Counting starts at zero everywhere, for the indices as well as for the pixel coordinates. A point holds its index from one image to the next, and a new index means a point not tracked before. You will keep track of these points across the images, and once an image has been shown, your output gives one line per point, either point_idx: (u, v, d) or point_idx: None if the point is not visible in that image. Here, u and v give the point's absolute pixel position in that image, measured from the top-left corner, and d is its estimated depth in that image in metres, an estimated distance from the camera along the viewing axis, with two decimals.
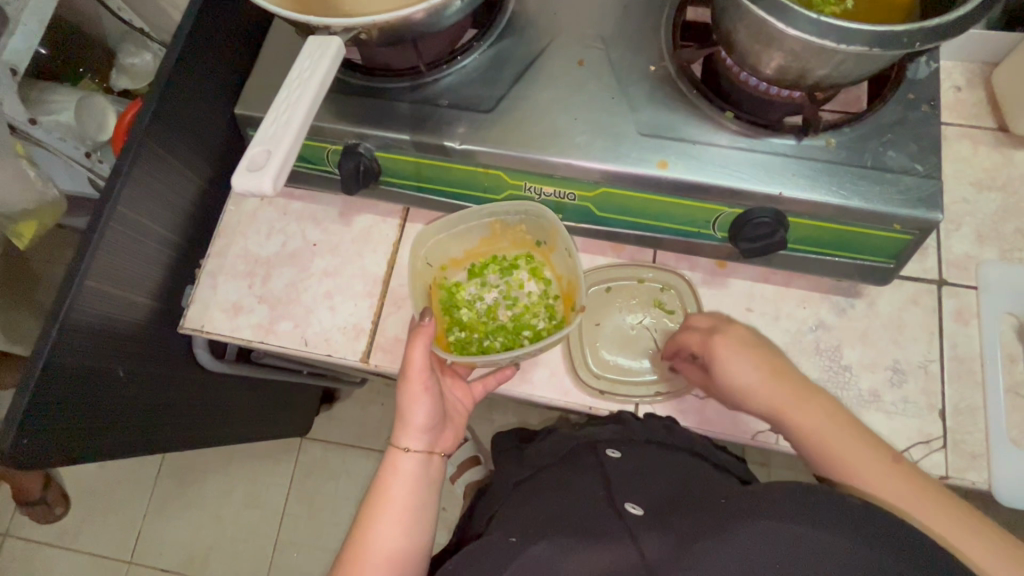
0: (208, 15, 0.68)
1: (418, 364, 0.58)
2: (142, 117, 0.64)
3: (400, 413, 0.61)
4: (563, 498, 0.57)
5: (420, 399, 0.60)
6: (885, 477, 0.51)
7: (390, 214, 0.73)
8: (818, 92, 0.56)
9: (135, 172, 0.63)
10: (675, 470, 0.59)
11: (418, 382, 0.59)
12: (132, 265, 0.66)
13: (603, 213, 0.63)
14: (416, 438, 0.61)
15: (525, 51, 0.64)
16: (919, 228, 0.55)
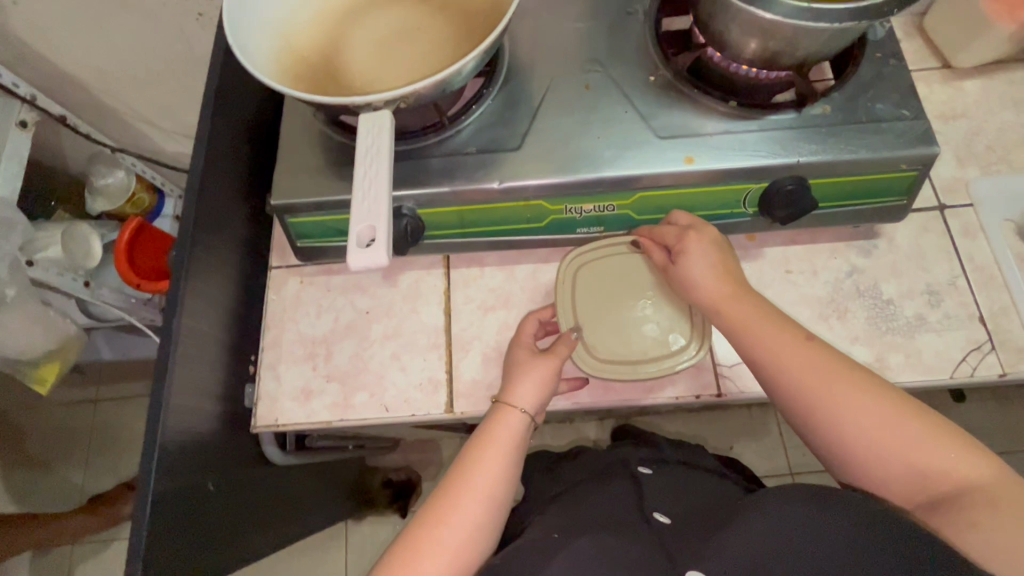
0: (222, 113, 0.70)
1: (558, 351, 0.64)
2: (183, 227, 0.64)
3: (518, 378, 0.63)
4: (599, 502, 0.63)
5: (548, 378, 0.63)
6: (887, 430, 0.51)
7: (433, 265, 0.76)
8: (805, 67, 0.63)
9: (193, 263, 0.65)
10: (697, 493, 0.67)
11: (554, 365, 0.64)
12: (201, 374, 0.65)
13: (641, 216, 0.68)
14: (534, 402, 0.62)
15: (533, 87, 0.69)
16: (922, 163, 0.62)
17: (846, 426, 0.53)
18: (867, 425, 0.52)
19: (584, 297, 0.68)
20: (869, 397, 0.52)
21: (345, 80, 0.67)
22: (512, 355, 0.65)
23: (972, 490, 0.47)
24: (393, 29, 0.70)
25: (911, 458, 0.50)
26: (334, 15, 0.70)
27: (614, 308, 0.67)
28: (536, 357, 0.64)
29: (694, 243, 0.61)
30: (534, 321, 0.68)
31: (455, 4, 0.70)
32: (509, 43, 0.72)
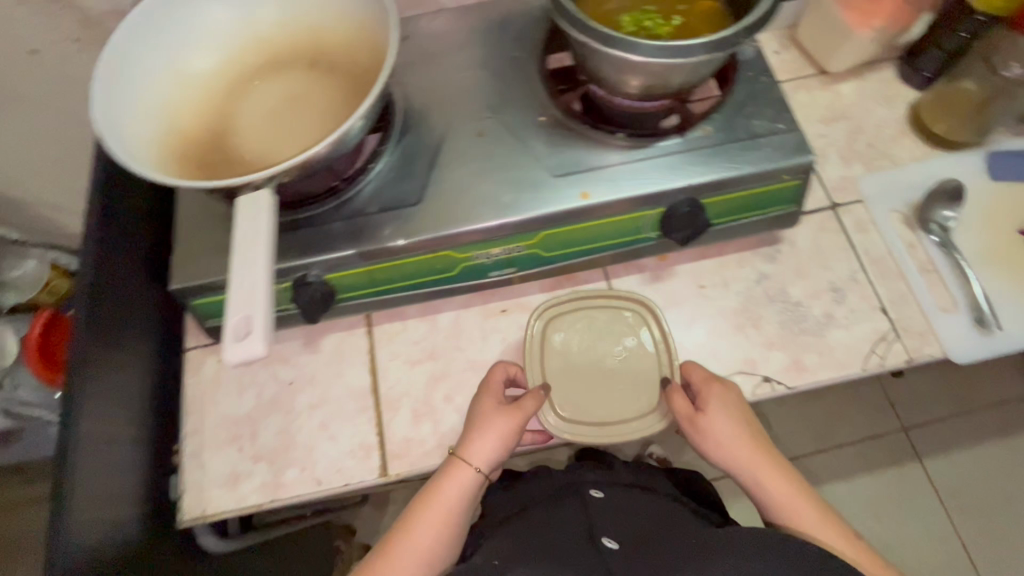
0: (112, 202, 0.68)
1: (522, 408, 0.62)
2: (76, 325, 0.61)
3: (473, 433, 0.61)
4: (550, 533, 0.62)
5: (507, 437, 0.61)
6: (832, 527, 0.58)
7: (355, 325, 0.74)
8: (682, 93, 0.66)
9: (91, 363, 0.61)
10: (652, 509, 0.67)
11: (515, 423, 0.62)
12: (110, 480, 0.61)
13: (549, 254, 0.68)
14: (489, 460, 0.60)
15: (429, 138, 0.70)
16: (801, 172, 0.65)
17: (789, 513, 0.59)
18: (809, 515, 0.58)
19: (551, 361, 0.68)
20: (809, 494, 0.60)
21: (235, 154, 0.66)
22: (476, 404, 0.64)
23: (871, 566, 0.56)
24: (282, 98, 0.70)
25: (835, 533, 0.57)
26: (219, 89, 0.69)
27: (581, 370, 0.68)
28: (502, 411, 0.62)
29: (719, 400, 0.62)
30: (501, 369, 0.66)
31: (341, 66, 0.70)
32: (401, 97, 0.73)
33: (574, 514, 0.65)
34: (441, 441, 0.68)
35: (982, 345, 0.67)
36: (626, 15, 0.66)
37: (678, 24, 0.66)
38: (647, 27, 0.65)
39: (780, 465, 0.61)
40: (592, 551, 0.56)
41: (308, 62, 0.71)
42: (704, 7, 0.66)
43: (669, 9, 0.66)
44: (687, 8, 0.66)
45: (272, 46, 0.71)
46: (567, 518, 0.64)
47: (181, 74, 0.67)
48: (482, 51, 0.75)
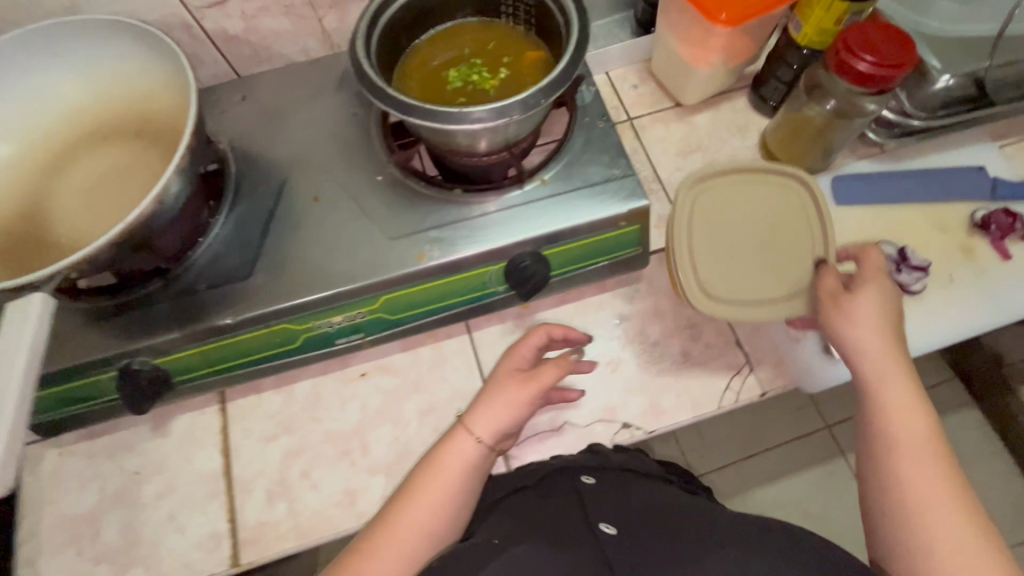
0: None
1: (546, 372, 0.58)
2: None
3: (494, 398, 0.57)
4: (539, 509, 0.53)
5: (521, 406, 0.57)
6: (970, 525, 0.44)
7: (207, 403, 0.71)
8: (516, 146, 0.65)
9: None
10: (646, 498, 0.56)
11: (530, 392, 0.57)
12: None
13: (396, 315, 0.66)
14: (492, 434, 0.55)
15: (264, 203, 0.67)
16: (638, 217, 0.65)
17: (889, 449, 0.49)
18: (936, 534, 0.44)
19: (686, 224, 0.68)
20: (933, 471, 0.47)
21: (43, 239, 0.62)
22: (496, 376, 0.59)
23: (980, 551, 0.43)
24: (102, 173, 0.66)
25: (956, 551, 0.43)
26: (28, 170, 0.65)
27: (734, 219, 0.68)
28: (517, 380, 0.58)
29: (875, 288, 0.55)
30: (542, 334, 0.62)
31: (165, 136, 0.66)
32: (236, 162, 0.70)
33: (563, 498, 0.55)
34: (297, 522, 0.65)
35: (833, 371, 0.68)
36: (451, 71, 0.65)
37: (503, 77, 0.65)
38: (472, 83, 0.64)
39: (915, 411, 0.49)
40: (585, 535, 0.48)
41: (131, 133, 0.67)
42: (530, 57, 0.65)
43: (497, 63, 0.66)
44: (513, 60, 0.65)
45: (90, 119, 0.67)
46: (557, 503, 0.54)
47: None
48: (326, 111, 0.74)
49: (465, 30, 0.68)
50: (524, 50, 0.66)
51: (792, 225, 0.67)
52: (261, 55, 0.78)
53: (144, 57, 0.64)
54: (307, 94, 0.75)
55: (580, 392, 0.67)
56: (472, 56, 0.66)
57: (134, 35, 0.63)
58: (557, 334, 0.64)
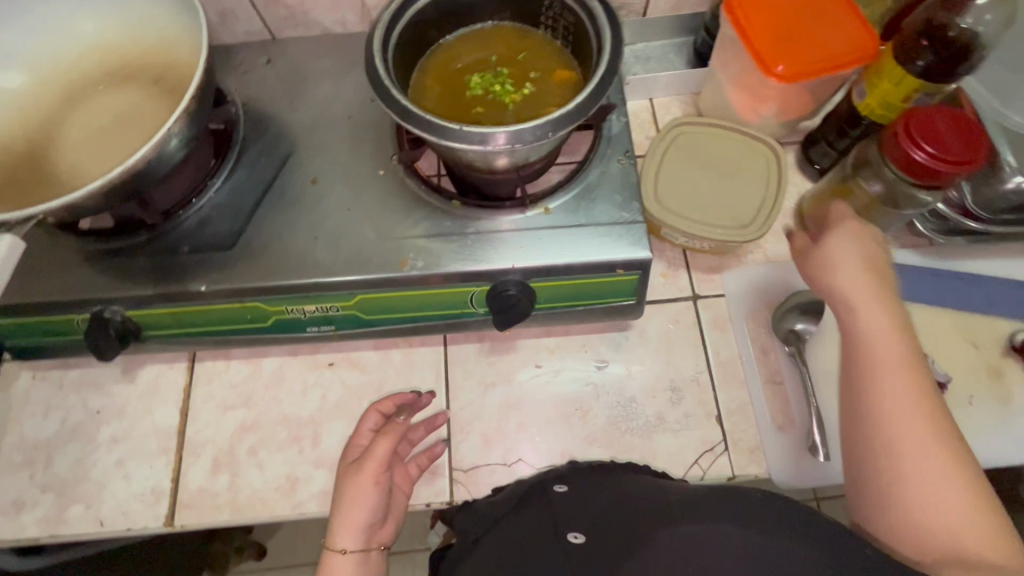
0: None
1: (375, 458, 0.59)
2: None
3: (342, 510, 0.58)
4: (514, 530, 0.48)
5: (368, 491, 0.58)
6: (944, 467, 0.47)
7: (177, 359, 0.71)
8: (525, 168, 0.61)
9: None
10: (620, 488, 0.51)
11: (371, 474, 0.58)
12: None
13: (370, 315, 0.64)
14: (352, 539, 0.58)
15: (263, 175, 0.66)
16: (638, 267, 0.60)
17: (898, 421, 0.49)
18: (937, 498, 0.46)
19: (673, 194, 0.69)
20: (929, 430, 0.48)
21: (43, 167, 0.63)
22: (340, 477, 0.60)
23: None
24: (117, 114, 0.66)
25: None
26: (51, 98, 0.66)
27: (718, 199, 0.68)
28: (352, 471, 0.59)
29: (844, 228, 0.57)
30: (371, 416, 0.63)
31: (181, 89, 0.65)
32: (247, 126, 0.69)
33: (539, 512, 0.49)
34: (235, 497, 0.65)
35: (812, 470, 0.64)
36: (473, 74, 0.62)
37: (527, 92, 0.61)
38: (492, 93, 0.60)
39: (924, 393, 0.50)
40: (558, 553, 0.43)
41: (152, 80, 0.67)
42: (559, 78, 0.61)
43: (523, 77, 0.62)
44: (541, 76, 0.62)
45: (114, 60, 0.67)
46: (531, 516, 0.49)
47: (13, 79, 0.65)
48: (348, 90, 0.71)
49: (498, 35, 0.64)
50: (555, 68, 0.62)
51: (744, 155, 0.71)
52: (297, 20, 0.76)
53: (173, 7, 0.63)
54: (332, 68, 0.73)
55: (445, 442, 0.66)
56: (500, 64, 0.63)
57: None
58: (389, 405, 0.64)
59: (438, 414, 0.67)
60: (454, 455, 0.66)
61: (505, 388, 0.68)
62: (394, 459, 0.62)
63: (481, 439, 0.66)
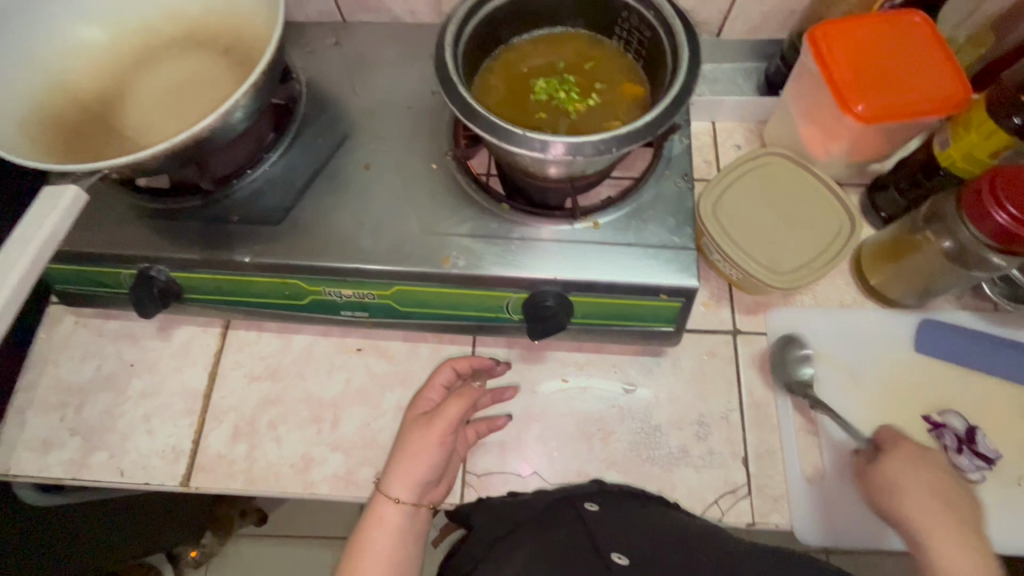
0: None
1: (449, 416, 0.59)
2: None
3: (406, 458, 0.59)
4: (550, 539, 0.51)
5: (432, 448, 0.58)
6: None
7: (211, 324, 0.73)
8: (580, 180, 0.60)
9: None
10: (652, 524, 0.54)
11: (438, 432, 0.59)
12: None
13: (404, 307, 0.64)
14: (406, 491, 0.58)
15: (317, 155, 0.66)
16: (683, 295, 0.59)
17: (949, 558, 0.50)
18: None
19: (733, 225, 0.66)
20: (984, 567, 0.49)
21: (115, 127, 0.64)
22: (407, 427, 0.61)
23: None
24: (185, 79, 0.67)
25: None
26: (126, 57, 0.67)
27: (771, 233, 0.66)
28: (423, 425, 0.60)
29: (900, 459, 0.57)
30: (446, 372, 0.65)
31: (250, 62, 0.66)
32: (308, 104, 0.69)
33: (572, 530, 0.53)
34: (251, 467, 0.65)
35: (836, 528, 0.61)
36: (539, 80, 0.61)
37: (591, 103, 0.60)
38: (557, 99, 0.59)
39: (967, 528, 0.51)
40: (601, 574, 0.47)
41: (222, 49, 0.68)
42: (624, 93, 0.60)
43: (589, 87, 0.61)
44: (606, 89, 0.61)
45: (189, 25, 0.68)
46: (567, 533, 0.52)
47: (93, 34, 0.66)
48: (410, 79, 0.71)
49: (568, 41, 0.63)
50: (622, 82, 0.61)
51: (820, 215, 0.67)
52: (368, 5, 0.76)
53: None
54: (396, 56, 0.73)
55: (508, 417, 0.66)
56: (568, 72, 0.62)
57: None
58: (464, 364, 0.66)
59: (506, 388, 0.67)
60: (469, 459, 0.65)
61: (528, 397, 0.68)
62: (460, 422, 0.62)
63: (498, 446, 0.65)
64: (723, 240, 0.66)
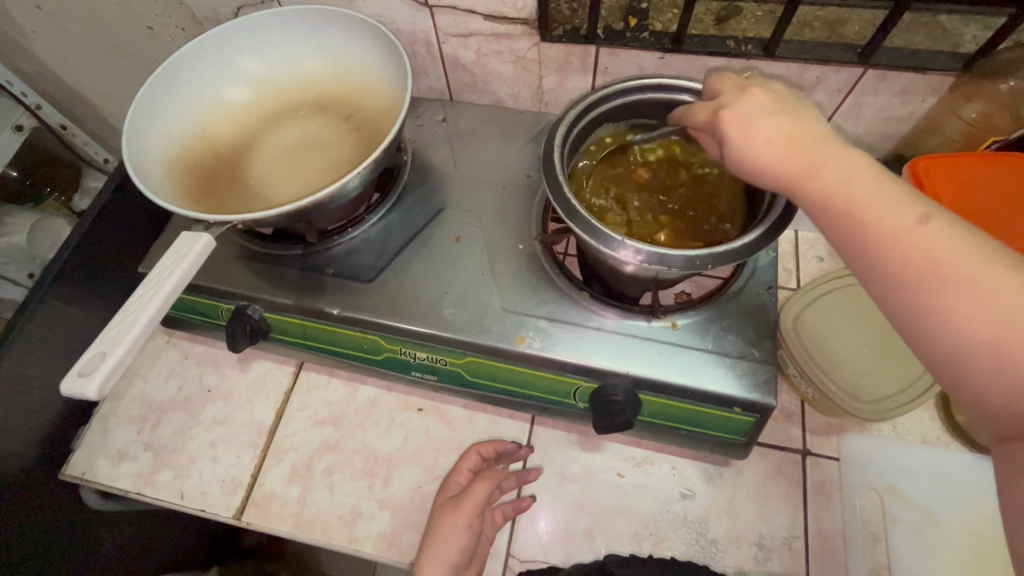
0: (127, 185, 0.82)
1: (474, 497, 0.62)
2: (48, 275, 0.75)
3: (432, 540, 0.60)
4: None
5: (460, 531, 0.60)
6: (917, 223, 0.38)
7: (286, 361, 0.76)
8: (663, 280, 0.61)
9: (39, 308, 0.74)
10: None
11: (466, 513, 0.60)
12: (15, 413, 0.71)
13: (473, 377, 0.66)
14: (437, 574, 0.59)
15: (413, 222, 0.70)
16: (757, 412, 0.57)
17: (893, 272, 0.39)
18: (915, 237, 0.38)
19: (820, 348, 0.67)
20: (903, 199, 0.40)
21: (241, 174, 0.71)
22: (435, 510, 0.63)
23: (757, 128, 0.45)
24: (306, 139, 0.74)
25: (945, 280, 0.37)
26: (260, 113, 0.75)
27: (850, 350, 0.67)
28: (450, 506, 0.62)
29: (748, 111, 0.46)
30: (471, 457, 0.66)
31: (366, 131, 0.72)
32: (411, 173, 0.74)
33: None
34: (301, 512, 0.67)
35: None
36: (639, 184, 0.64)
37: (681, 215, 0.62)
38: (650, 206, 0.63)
39: (807, 159, 0.43)
40: None
41: (344, 116, 0.74)
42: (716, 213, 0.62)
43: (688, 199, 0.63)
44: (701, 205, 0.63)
45: (318, 89, 0.76)
46: None
47: (238, 91, 0.74)
48: (507, 159, 0.75)
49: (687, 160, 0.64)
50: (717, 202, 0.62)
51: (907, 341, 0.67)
52: (476, 86, 0.82)
53: (384, 58, 0.71)
54: (497, 136, 0.78)
55: (534, 497, 0.66)
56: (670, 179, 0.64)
57: (385, 42, 0.70)
58: (489, 449, 0.67)
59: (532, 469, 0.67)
60: (513, 541, 0.64)
61: (581, 486, 0.67)
62: (487, 504, 0.63)
63: (545, 534, 0.64)
64: (807, 361, 0.66)
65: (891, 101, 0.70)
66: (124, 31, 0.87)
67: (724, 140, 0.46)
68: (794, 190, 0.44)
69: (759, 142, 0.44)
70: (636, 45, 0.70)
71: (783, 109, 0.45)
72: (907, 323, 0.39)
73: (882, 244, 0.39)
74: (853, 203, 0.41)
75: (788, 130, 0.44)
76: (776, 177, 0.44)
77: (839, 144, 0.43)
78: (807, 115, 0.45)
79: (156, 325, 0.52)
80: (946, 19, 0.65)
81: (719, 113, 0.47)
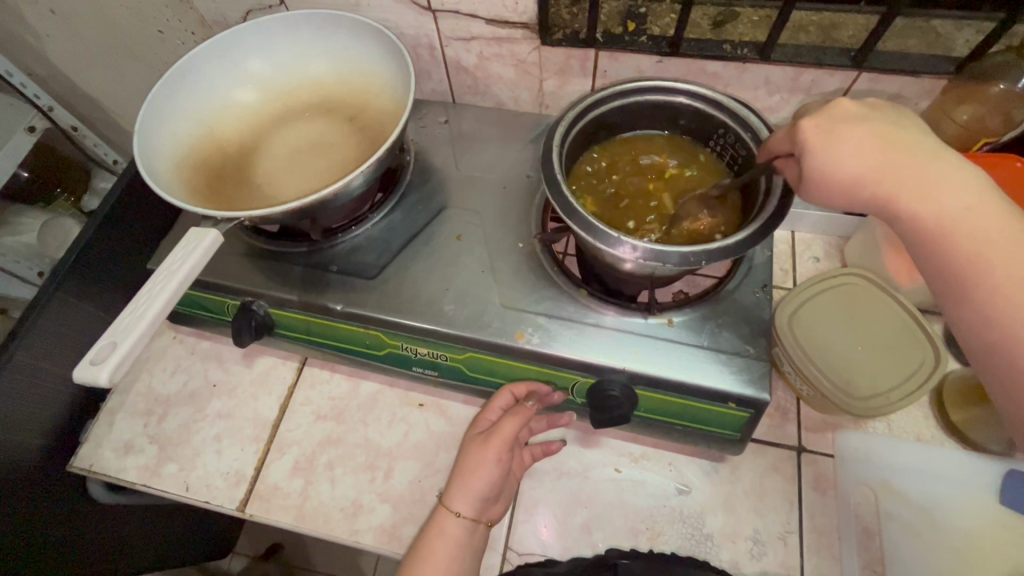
0: (136, 183, 0.84)
1: (506, 432, 0.63)
2: (59, 270, 0.77)
3: (462, 473, 0.62)
4: None
5: (490, 465, 0.61)
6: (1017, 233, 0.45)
7: (290, 357, 0.78)
8: (660, 278, 0.62)
9: (50, 303, 0.76)
10: None
11: (495, 448, 0.62)
12: (25, 406, 0.73)
13: (473, 373, 0.67)
14: (467, 504, 0.60)
15: (415, 221, 0.72)
16: (752, 407, 0.58)
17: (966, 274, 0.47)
18: (996, 244, 0.45)
19: (812, 340, 0.69)
20: (987, 206, 0.46)
21: (247, 174, 0.72)
22: (465, 445, 0.65)
23: (852, 139, 0.48)
24: (311, 139, 0.75)
25: (1012, 295, 0.45)
26: (267, 114, 0.77)
27: (842, 345, 0.68)
28: (481, 441, 0.63)
29: (839, 126, 0.49)
30: (504, 396, 0.65)
31: (371, 132, 0.74)
32: (414, 173, 0.76)
33: None
34: (304, 504, 0.68)
35: None
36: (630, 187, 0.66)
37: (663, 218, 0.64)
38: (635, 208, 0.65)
39: (891, 164, 0.48)
40: None
41: (348, 118, 0.76)
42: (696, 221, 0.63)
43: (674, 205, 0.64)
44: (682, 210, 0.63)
45: (324, 92, 0.77)
46: None
47: (247, 93, 0.76)
48: (508, 159, 0.77)
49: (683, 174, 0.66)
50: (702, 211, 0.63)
51: (898, 343, 0.68)
52: (478, 89, 0.84)
53: (388, 60, 0.73)
54: (497, 138, 0.79)
55: (563, 442, 0.69)
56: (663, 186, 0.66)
57: (389, 45, 0.71)
58: (522, 389, 0.65)
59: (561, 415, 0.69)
60: (512, 533, 0.65)
61: (579, 481, 0.68)
62: (517, 442, 0.65)
63: (544, 528, 0.65)
64: (802, 359, 0.67)
65: (885, 104, 0.71)
66: (134, 34, 0.89)
67: (809, 152, 0.49)
68: (880, 201, 0.49)
69: (848, 153, 0.48)
70: (635, 49, 0.71)
71: (874, 120, 0.49)
72: (981, 328, 0.47)
73: (970, 260, 0.46)
74: (948, 221, 0.47)
75: (879, 140, 0.48)
76: (865, 187, 0.48)
77: (934, 155, 0.48)
78: (905, 125, 0.50)
79: (164, 317, 0.53)
80: (940, 23, 0.67)
81: (805, 123, 0.50)
